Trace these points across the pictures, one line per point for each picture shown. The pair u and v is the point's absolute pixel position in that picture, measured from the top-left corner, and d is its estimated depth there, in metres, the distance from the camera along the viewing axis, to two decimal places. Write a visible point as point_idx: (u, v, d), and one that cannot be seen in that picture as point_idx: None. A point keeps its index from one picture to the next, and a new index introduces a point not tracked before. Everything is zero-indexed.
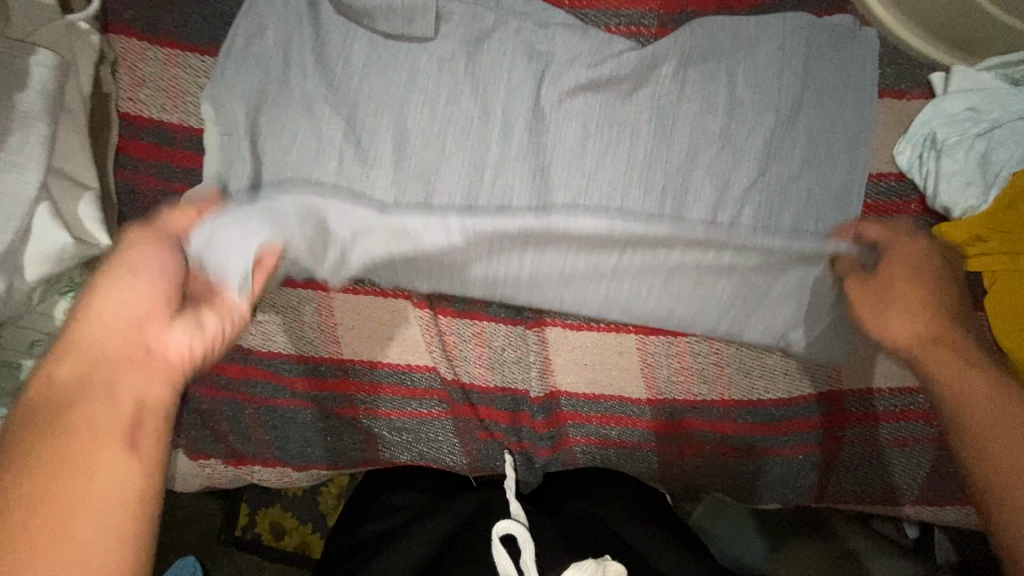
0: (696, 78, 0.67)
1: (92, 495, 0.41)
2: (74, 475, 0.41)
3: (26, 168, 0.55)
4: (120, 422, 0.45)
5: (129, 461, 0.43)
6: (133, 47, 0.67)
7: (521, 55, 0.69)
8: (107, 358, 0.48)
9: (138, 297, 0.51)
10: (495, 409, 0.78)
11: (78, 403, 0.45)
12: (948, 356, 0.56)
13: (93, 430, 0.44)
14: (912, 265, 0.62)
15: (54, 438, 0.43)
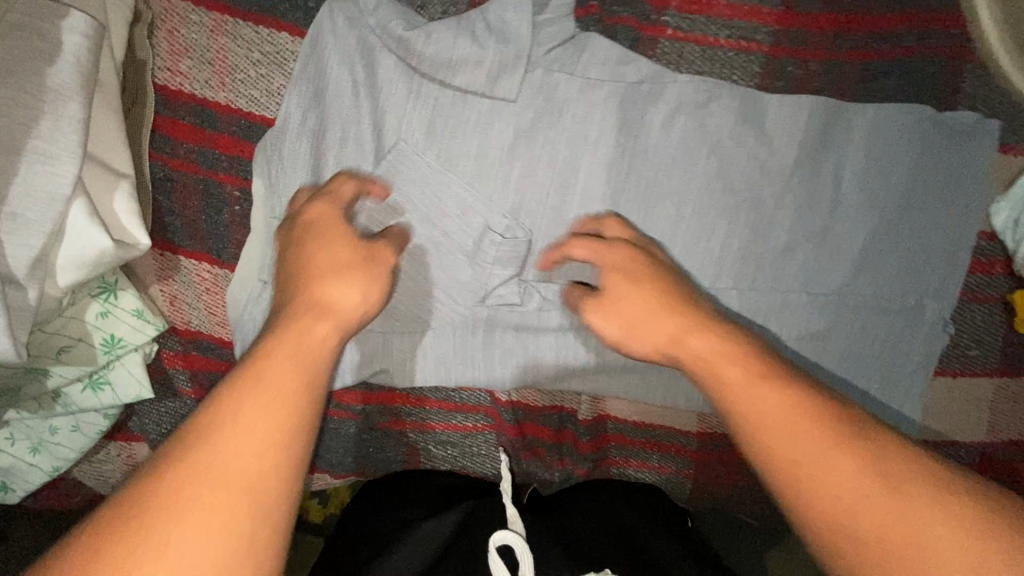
0: (806, 122, 0.63)
1: (231, 478, 0.37)
2: (232, 476, 0.37)
3: (58, 159, 0.47)
4: (288, 441, 0.39)
5: (274, 488, 0.38)
6: (173, 6, 0.56)
7: (614, 61, 0.62)
8: (305, 345, 0.45)
9: (344, 255, 0.52)
10: (539, 426, 0.76)
11: (268, 366, 0.42)
12: (721, 364, 0.48)
13: (272, 406, 0.40)
14: (613, 264, 0.57)
15: (243, 396, 0.40)
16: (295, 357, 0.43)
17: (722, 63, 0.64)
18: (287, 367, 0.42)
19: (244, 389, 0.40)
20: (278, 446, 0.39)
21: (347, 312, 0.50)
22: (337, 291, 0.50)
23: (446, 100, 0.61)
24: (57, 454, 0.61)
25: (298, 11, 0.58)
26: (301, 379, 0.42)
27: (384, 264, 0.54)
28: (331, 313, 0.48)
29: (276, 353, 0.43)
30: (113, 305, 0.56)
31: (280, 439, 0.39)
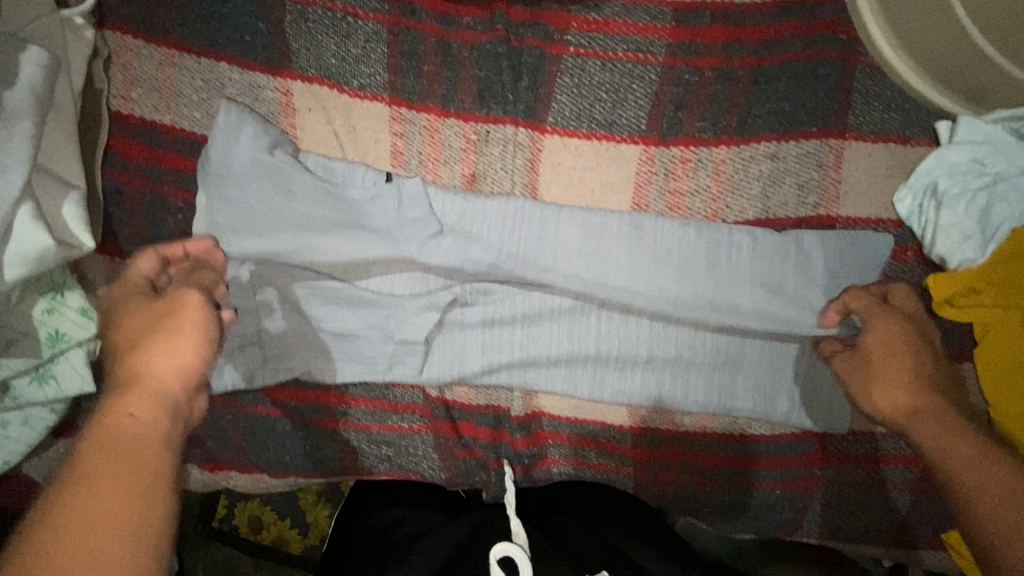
0: (693, 120, 0.69)
1: (111, 510, 0.35)
2: (109, 506, 0.35)
3: (6, 167, 0.54)
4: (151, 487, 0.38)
5: (136, 480, 0.37)
6: (127, 44, 0.65)
7: (514, 78, 0.69)
8: (122, 437, 0.40)
9: (143, 318, 0.50)
10: (476, 426, 0.77)
11: (128, 403, 0.42)
12: (906, 408, 0.56)
13: (116, 501, 0.36)
14: (883, 340, 0.61)
15: (98, 483, 0.36)
16: (118, 449, 0.39)
17: (622, 74, 0.69)
18: (146, 456, 0.39)
19: (117, 435, 0.40)
20: (139, 500, 0.37)
21: (156, 387, 0.44)
22: (155, 361, 0.46)
23: (361, 117, 0.68)
24: (5, 448, 0.65)
25: (236, 44, 0.66)
26: (153, 479, 0.38)
27: (185, 312, 0.49)
28: (140, 385, 0.44)
29: (102, 438, 0.39)
30: (60, 303, 0.62)
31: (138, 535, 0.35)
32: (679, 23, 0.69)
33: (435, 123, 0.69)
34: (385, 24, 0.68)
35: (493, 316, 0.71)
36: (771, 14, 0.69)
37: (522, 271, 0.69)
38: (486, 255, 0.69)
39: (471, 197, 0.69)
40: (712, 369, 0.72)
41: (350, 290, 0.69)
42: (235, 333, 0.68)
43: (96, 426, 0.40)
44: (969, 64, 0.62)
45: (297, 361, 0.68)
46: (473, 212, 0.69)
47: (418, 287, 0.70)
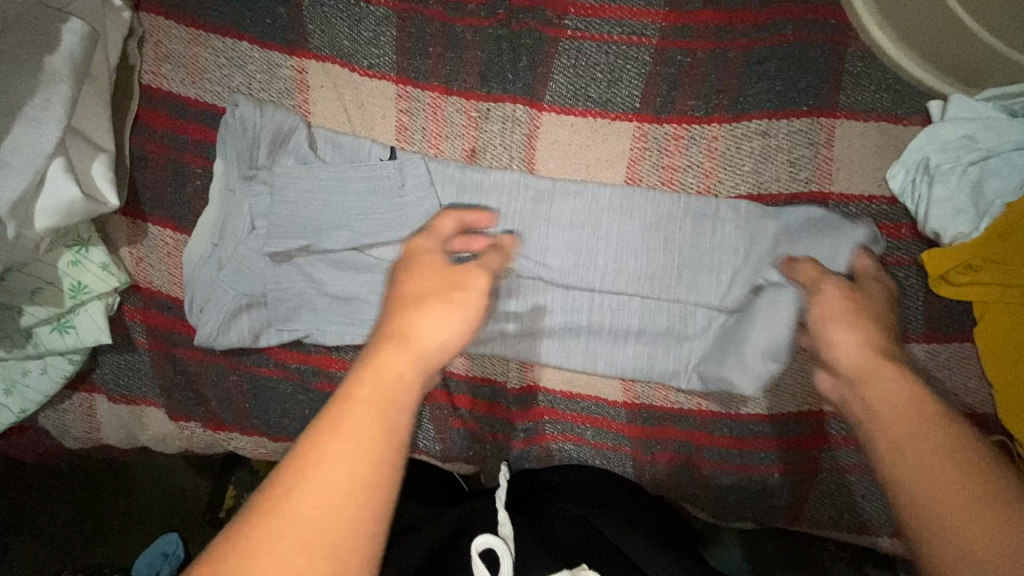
0: (685, 99, 0.71)
1: (338, 472, 0.38)
2: (340, 471, 0.38)
3: (44, 123, 0.59)
4: (385, 440, 0.41)
5: (377, 448, 0.40)
6: (160, 24, 0.71)
7: (513, 59, 0.72)
8: (394, 394, 0.43)
9: (434, 283, 0.53)
10: (473, 398, 0.77)
11: (396, 361, 0.46)
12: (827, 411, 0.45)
13: (358, 453, 0.39)
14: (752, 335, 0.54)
15: (335, 436, 0.40)
16: (382, 404, 0.42)
17: (617, 55, 0.72)
18: (370, 415, 0.41)
19: (390, 388, 0.44)
20: (371, 467, 0.39)
21: (422, 349, 0.48)
22: (427, 327, 0.49)
23: (369, 95, 0.73)
24: (25, 396, 0.70)
25: (258, 26, 0.72)
26: (387, 443, 0.41)
27: (473, 289, 0.53)
28: (412, 345, 0.48)
29: (361, 390, 0.43)
30: (83, 257, 0.66)
31: (371, 479, 0.39)
32: (672, 7, 0.72)
33: (438, 100, 0.73)
34: (394, 9, 0.73)
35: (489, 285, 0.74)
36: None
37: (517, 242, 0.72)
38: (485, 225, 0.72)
39: (470, 170, 0.72)
40: (703, 341, 0.72)
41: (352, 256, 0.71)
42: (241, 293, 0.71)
43: (365, 371, 0.44)
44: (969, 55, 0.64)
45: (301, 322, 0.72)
46: (473, 183, 0.72)
47: None
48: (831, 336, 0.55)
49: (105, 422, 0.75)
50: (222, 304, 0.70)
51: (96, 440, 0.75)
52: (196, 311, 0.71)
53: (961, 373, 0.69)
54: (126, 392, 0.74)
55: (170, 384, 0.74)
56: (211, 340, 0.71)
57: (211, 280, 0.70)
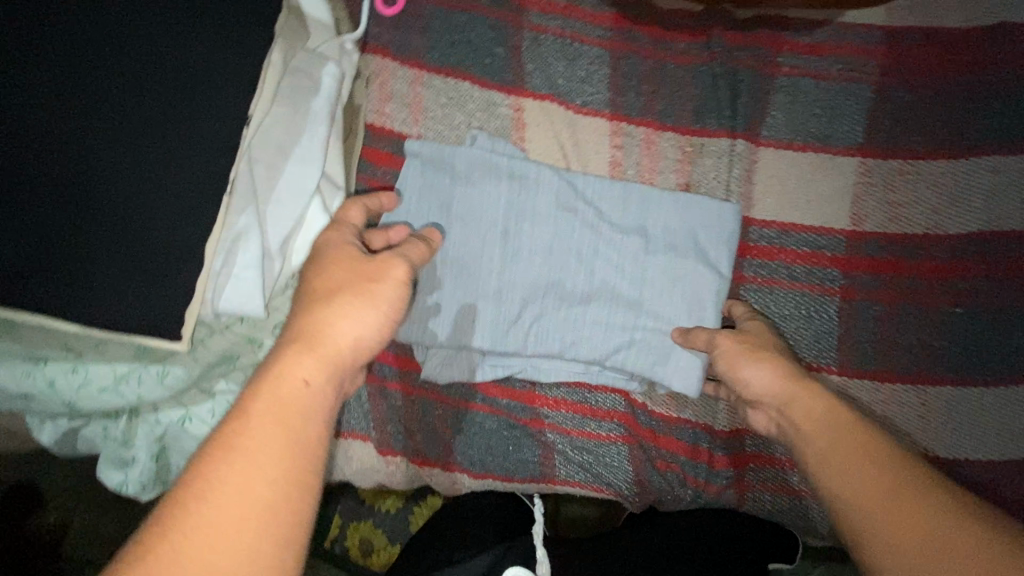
0: (908, 135, 0.70)
1: (240, 518, 0.36)
2: (236, 517, 0.36)
3: (309, 163, 0.61)
4: (297, 464, 0.39)
5: (280, 473, 0.38)
6: (386, 65, 0.73)
7: (727, 96, 0.73)
8: (299, 407, 0.41)
9: (346, 273, 0.51)
10: (675, 440, 0.75)
11: (304, 367, 0.43)
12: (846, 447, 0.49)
13: (265, 476, 0.37)
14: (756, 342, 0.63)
15: (228, 471, 0.37)
16: (288, 421, 0.40)
17: (834, 91, 0.71)
18: (274, 435, 0.39)
19: (295, 400, 0.42)
20: (280, 502, 0.37)
21: (332, 351, 0.46)
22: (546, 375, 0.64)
23: (583, 133, 0.74)
24: None
25: (478, 67, 0.74)
26: (310, 466, 0.40)
27: (386, 284, 0.51)
28: (320, 349, 0.45)
29: (256, 410, 0.40)
30: None
31: (285, 512, 0.37)
32: (890, 44, 0.72)
33: (653, 136, 0.73)
34: (607, 50, 0.74)
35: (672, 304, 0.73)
36: (987, 36, 0.71)
37: (699, 278, 0.70)
38: (666, 263, 0.71)
39: (653, 205, 0.71)
40: (933, 382, 0.70)
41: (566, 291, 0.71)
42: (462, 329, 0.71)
43: (274, 385, 0.42)
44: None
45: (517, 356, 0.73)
46: (653, 220, 0.71)
47: (603, 294, 0.71)
48: (742, 375, 0.60)
49: None
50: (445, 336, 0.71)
51: None
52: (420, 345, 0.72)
53: None
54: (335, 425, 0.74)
55: (382, 418, 0.74)
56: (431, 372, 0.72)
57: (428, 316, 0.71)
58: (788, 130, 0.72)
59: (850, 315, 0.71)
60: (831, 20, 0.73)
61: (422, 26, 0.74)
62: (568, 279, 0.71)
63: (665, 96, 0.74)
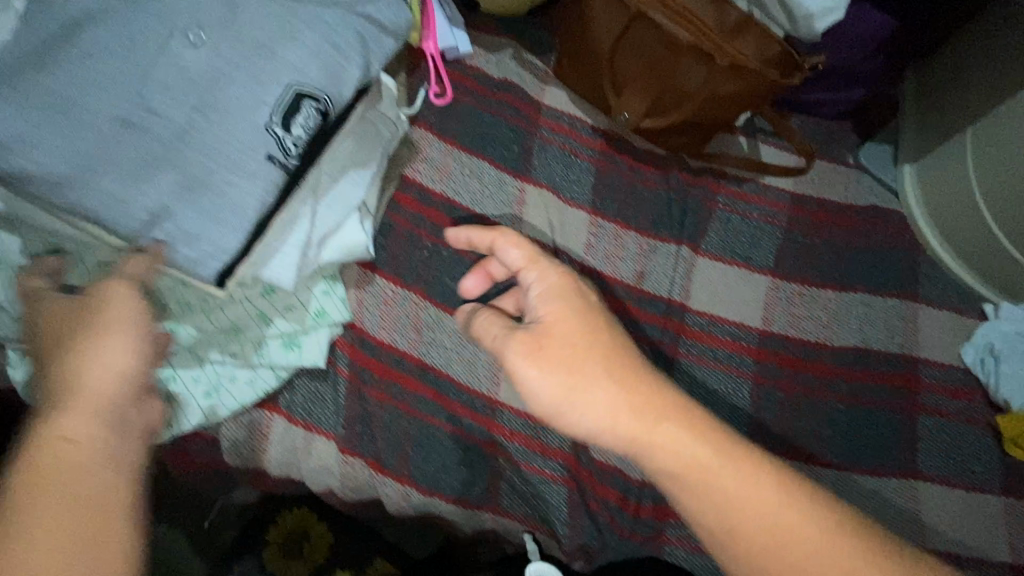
0: (806, 267, 0.94)
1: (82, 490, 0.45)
2: (79, 484, 0.45)
3: (358, 186, 0.77)
4: (113, 465, 0.48)
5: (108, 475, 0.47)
6: (426, 136, 0.93)
7: (677, 214, 0.96)
8: (58, 456, 0.46)
9: None
10: (609, 487, 0.84)
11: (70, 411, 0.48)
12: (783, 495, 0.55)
13: (110, 432, 0.49)
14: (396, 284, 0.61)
15: (103, 446, 0.48)
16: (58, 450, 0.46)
17: (754, 226, 0.96)
18: (95, 428, 0.48)
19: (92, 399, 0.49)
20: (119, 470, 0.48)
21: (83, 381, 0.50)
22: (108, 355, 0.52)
23: (568, 219, 0.94)
24: (223, 402, 0.75)
25: (497, 154, 0.95)
26: (96, 410, 0.49)
27: None
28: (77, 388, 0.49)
29: (98, 387, 0.50)
30: (332, 289, 0.78)
31: (102, 488, 0.46)
32: (794, 204, 0.99)
33: (620, 232, 0.94)
34: (593, 165, 0.98)
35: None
36: (860, 213, 0.99)
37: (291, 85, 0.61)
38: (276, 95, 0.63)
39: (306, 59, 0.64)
40: (822, 464, 0.84)
41: None
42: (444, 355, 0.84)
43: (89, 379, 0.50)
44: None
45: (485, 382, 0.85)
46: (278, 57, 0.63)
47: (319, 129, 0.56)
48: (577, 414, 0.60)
49: (275, 443, 0.79)
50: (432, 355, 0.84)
51: (258, 462, 0.78)
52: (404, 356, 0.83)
53: None
54: (307, 418, 0.79)
55: (353, 419, 0.80)
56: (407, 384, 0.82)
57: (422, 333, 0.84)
58: (720, 245, 0.94)
59: (759, 397, 0.87)
60: (755, 179, 1.00)
61: (460, 116, 0.96)
62: None
63: (635, 208, 0.96)
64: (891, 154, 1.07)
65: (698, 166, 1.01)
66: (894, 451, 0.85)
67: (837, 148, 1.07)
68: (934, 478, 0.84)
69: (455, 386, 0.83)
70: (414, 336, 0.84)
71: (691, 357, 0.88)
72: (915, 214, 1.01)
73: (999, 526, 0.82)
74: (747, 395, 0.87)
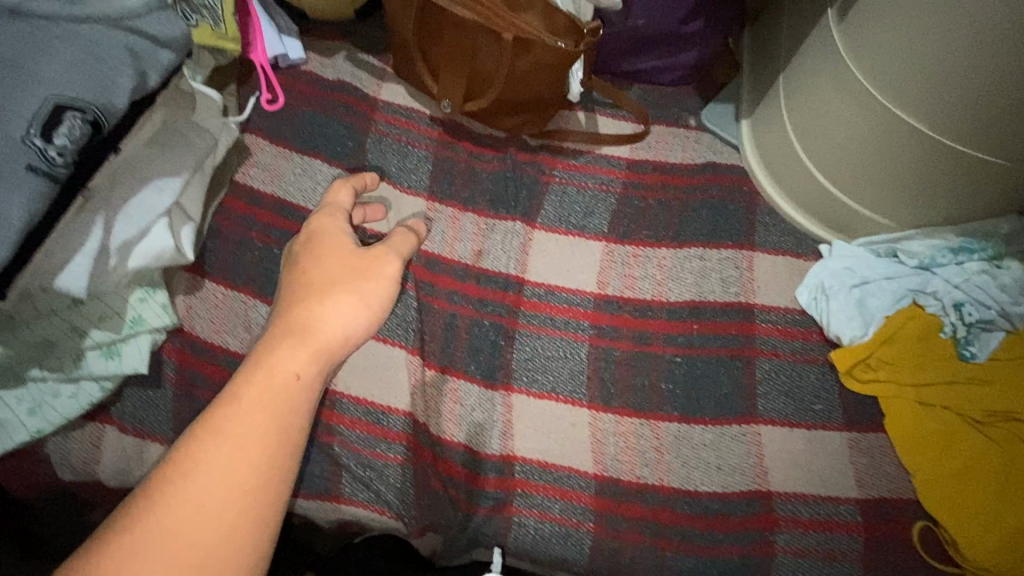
0: (641, 228, 0.95)
1: (224, 490, 0.56)
2: (222, 472, 0.57)
3: (163, 192, 0.78)
4: (274, 443, 0.60)
5: (268, 452, 0.59)
6: (257, 141, 0.96)
7: (512, 192, 0.98)
8: (283, 393, 0.62)
9: None
10: (453, 464, 0.84)
11: (293, 363, 0.64)
12: None
13: (249, 444, 0.59)
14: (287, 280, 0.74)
15: (216, 444, 0.58)
16: (272, 403, 0.61)
17: (590, 194, 0.98)
18: (271, 412, 0.61)
19: (285, 384, 0.63)
20: (266, 455, 0.59)
21: (323, 339, 0.67)
22: (334, 324, 0.68)
23: (403, 207, 0.96)
24: (46, 417, 0.76)
25: (330, 152, 0.98)
26: (278, 436, 0.60)
27: None
28: (310, 342, 0.66)
29: (255, 398, 0.61)
30: (150, 296, 0.80)
31: (260, 470, 0.58)
32: (631, 169, 1.00)
33: (456, 214, 0.96)
34: (430, 153, 1.01)
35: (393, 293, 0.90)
36: (698, 170, 1.01)
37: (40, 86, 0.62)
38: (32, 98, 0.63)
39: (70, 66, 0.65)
40: (663, 418, 0.84)
41: None
42: None
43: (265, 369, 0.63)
44: (950, 166, 0.78)
45: None
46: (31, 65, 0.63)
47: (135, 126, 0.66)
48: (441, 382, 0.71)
49: (108, 453, 0.79)
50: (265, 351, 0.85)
51: (92, 474, 0.79)
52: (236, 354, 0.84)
53: (879, 459, 0.82)
54: (138, 426, 0.80)
55: (184, 422, 0.81)
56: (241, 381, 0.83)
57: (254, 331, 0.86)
58: (554, 216, 0.96)
59: (598, 359, 0.87)
60: (590, 151, 1.02)
61: (293, 120, 0.99)
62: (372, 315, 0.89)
63: (470, 189, 0.98)
64: (732, 113, 1.09)
65: (537, 143, 1.04)
66: (734, 398, 0.85)
67: (679, 110, 1.09)
68: (775, 421, 0.83)
69: None
70: (246, 335, 0.85)
71: (529, 329, 0.90)
72: (753, 164, 1.01)
73: (843, 462, 0.82)
74: (584, 358, 0.87)
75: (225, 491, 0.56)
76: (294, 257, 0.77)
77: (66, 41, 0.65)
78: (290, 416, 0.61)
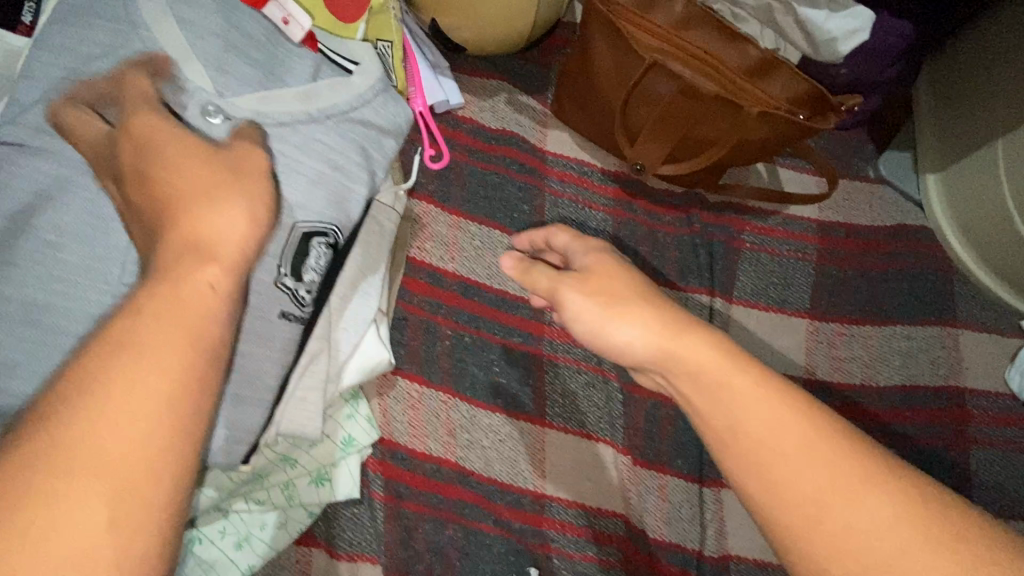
0: (841, 301, 0.90)
1: (93, 501, 0.31)
2: (78, 472, 0.31)
3: (371, 295, 0.68)
4: (183, 403, 0.34)
5: (162, 427, 0.33)
6: (430, 210, 0.85)
7: (704, 261, 0.90)
8: (187, 333, 0.36)
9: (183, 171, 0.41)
10: (670, 566, 0.80)
11: (197, 274, 0.37)
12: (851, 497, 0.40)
13: (123, 426, 0.32)
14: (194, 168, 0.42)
15: (74, 417, 0.32)
16: (175, 347, 0.35)
17: (784, 264, 0.91)
18: (164, 366, 0.34)
19: (185, 314, 0.36)
20: (152, 433, 0.33)
21: (228, 254, 0.39)
22: (215, 222, 0.39)
23: None
24: (256, 551, 0.69)
25: (507, 219, 0.88)
26: (184, 396, 0.34)
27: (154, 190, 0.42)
28: (212, 260, 0.38)
29: (114, 369, 0.33)
30: (355, 410, 0.73)
31: (153, 459, 0.33)
32: (823, 232, 0.94)
33: None
34: (610, 216, 0.91)
35: (593, 383, 0.84)
36: (890, 234, 0.95)
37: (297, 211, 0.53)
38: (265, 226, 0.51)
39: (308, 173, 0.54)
40: None
41: (574, 417, 0.82)
42: (482, 452, 0.79)
43: (136, 303, 0.35)
44: None
45: (529, 472, 0.80)
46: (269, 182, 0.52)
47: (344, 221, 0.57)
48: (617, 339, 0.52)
49: None
50: (470, 454, 0.79)
51: None
52: (442, 460, 0.78)
53: None
54: (350, 548, 0.75)
55: (392, 540, 0.75)
56: (453, 488, 0.78)
57: (456, 432, 0.79)
58: (753, 288, 0.90)
59: None
60: (779, 210, 0.94)
61: (462, 180, 0.88)
62: (573, 407, 0.83)
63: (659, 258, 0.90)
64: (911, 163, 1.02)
65: (716, 200, 0.94)
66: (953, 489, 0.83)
67: (857, 159, 1.01)
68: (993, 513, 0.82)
69: (502, 486, 0.79)
70: (449, 437, 0.79)
71: None
72: (944, 226, 0.95)
73: None
74: None
75: (72, 516, 0.30)
76: (132, 173, 0.43)
77: (306, 151, 0.54)
78: (145, 388, 0.33)
